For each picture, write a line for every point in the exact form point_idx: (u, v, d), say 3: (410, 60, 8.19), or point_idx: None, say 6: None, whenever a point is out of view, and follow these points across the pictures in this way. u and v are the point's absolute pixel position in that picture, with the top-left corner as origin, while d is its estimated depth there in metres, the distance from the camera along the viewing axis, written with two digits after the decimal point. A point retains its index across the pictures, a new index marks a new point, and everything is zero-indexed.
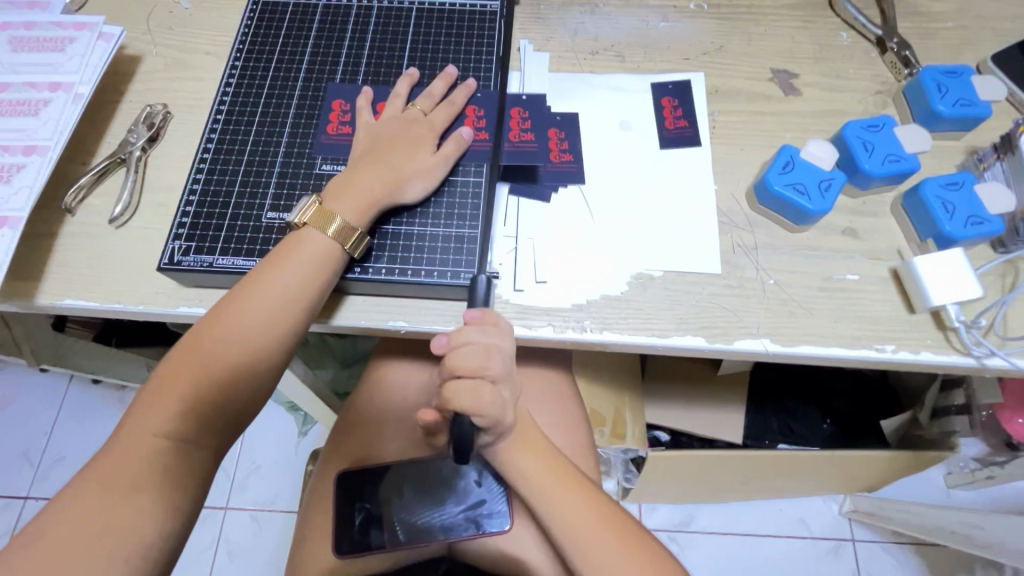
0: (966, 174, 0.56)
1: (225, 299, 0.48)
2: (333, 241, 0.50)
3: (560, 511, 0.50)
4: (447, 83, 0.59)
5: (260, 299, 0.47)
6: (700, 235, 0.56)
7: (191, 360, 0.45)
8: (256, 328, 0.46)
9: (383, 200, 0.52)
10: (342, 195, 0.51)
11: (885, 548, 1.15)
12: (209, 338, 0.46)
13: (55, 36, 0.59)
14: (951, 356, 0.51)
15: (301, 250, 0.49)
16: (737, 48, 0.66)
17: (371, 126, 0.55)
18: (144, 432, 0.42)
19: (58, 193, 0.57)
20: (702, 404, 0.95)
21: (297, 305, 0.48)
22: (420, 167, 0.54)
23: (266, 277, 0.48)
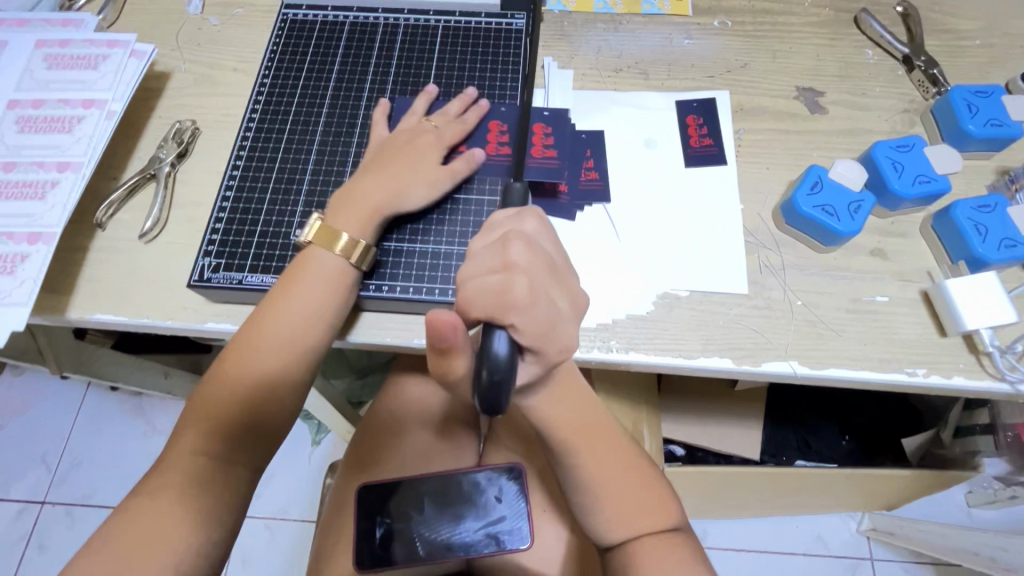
0: (998, 196, 0.55)
1: (242, 323, 0.48)
2: (338, 255, 0.49)
3: (604, 486, 0.47)
4: (463, 104, 0.59)
5: (273, 319, 0.47)
6: (726, 254, 0.56)
7: (209, 383, 0.45)
8: (270, 349, 0.46)
9: (384, 208, 0.51)
10: (342, 207, 0.51)
11: (904, 567, 1.13)
12: (226, 360, 0.46)
13: (88, 54, 0.60)
14: (984, 381, 0.50)
15: (312, 268, 0.49)
16: (762, 65, 0.65)
17: (382, 139, 0.56)
18: (178, 448, 0.43)
19: (89, 208, 0.58)
20: (720, 419, 0.94)
21: (319, 321, 0.48)
22: (420, 177, 0.53)
23: (288, 294, 0.48)
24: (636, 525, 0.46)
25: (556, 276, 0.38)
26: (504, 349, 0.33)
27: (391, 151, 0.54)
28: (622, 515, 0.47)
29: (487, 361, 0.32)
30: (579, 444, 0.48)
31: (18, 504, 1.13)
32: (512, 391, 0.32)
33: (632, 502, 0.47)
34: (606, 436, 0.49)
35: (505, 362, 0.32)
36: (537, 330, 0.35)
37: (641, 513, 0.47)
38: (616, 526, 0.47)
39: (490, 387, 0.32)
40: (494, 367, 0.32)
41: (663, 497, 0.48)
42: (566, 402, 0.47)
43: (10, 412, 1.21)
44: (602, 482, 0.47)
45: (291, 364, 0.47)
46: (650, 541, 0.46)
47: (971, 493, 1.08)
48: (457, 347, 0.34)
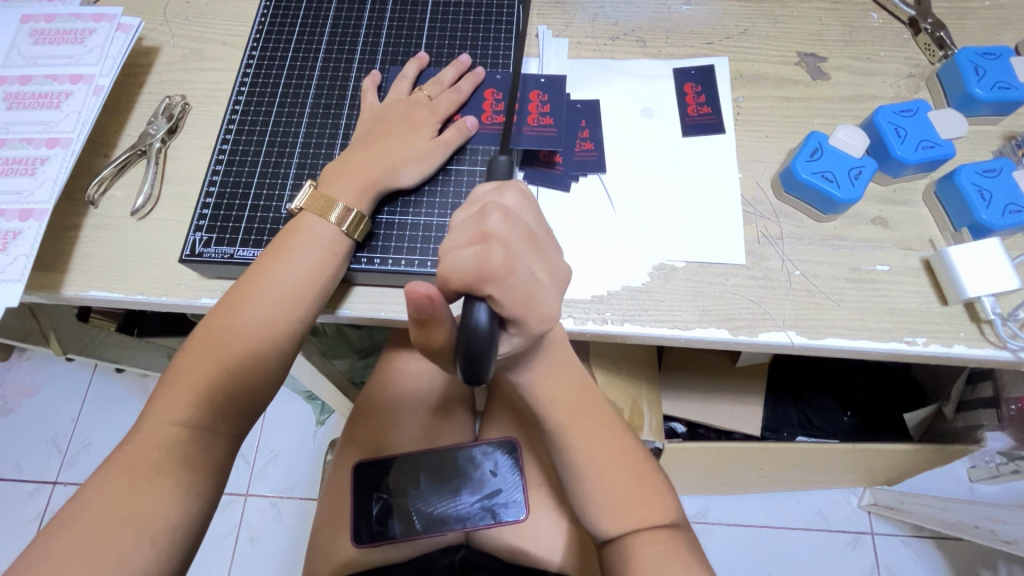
0: (1004, 160, 0.53)
1: (231, 291, 0.48)
2: (336, 227, 0.50)
3: (594, 462, 0.48)
4: (458, 71, 0.58)
5: (263, 287, 0.47)
6: (724, 224, 0.55)
7: (197, 352, 0.45)
8: (254, 319, 0.46)
9: (380, 181, 0.51)
10: (340, 177, 0.51)
11: (905, 541, 1.13)
12: (215, 327, 0.46)
13: (75, 29, 0.59)
14: (984, 350, 0.50)
15: (303, 238, 0.49)
16: (763, 31, 0.63)
17: (376, 109, 0.56)
18: (169, 428, 0.43)
19: (80, 185, 0.57)
20: (721, 395, 0.94)
21: (302, 293, 0.48)
22: (419, 153, 0.53)
23: (271, 265, 0.48)
24: (631, 514, 0.46)
25: (533, 248, 0.37)
26: (484, 318, 0.33)
27: (382, 128, 0.53)
28: (615, 500, 0.47)
29: (467, 331, 0.32)
30: (574, 423, 0.48)
31: (30, 484, 1.15)
32: (493, 360, 0.33)
33: (627, 488, 0.47)
34: (600, 420, 0.49)
35: (485, 332, 0.32)
36: (518, 298, 0.34)
37: (633, 503, 0.46)
38: (609, 511, 0.47)
39: (471, 355, 0.32)
40: (477, 335, 0.32)
41: (658, 488, 0.48)
42: (560, 382, 0.48)
43: (19, 395, 1.22)
44: (596, 464, 0.48)
45: (278, 336, 0.47)
46: (644, 528, 0.46)
47: (974, 468, 1.09)
48: (436, 316, 0.34)
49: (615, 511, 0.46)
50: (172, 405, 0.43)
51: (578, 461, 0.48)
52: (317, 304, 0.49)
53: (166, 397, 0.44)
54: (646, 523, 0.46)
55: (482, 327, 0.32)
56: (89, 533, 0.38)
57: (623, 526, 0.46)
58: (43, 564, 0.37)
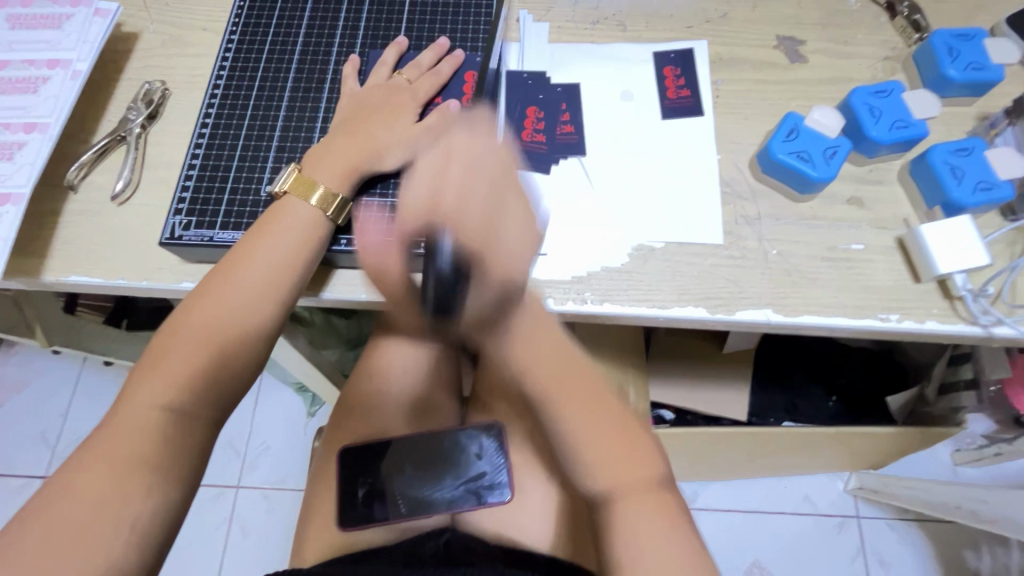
0: (976, 139, 0.54)
1: (215, 273, 0.48)
2: (316, 208, 0.50)
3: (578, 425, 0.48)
4: (437, 54, 0.59)
5: (244, 270, 0.48)
6: (702, 204, 0.56)
7: (179, 333, 0.45)
8: (236, 300, 0.47)
9: (363, 167, 0.52)
10: (322, 162, 0.52)
11: (890, 523, 1.15)
12: (198, 309, 0.46)
13: (52, 13, 0.59)
14: (957, 325, 0.50)
15: (283, 220, 0.50)
16: (742, 15, 0.64)
17: (356, 94, 0.56)
18: (151, 405, 0.43)
19: (59, 172, 0.57)
20: (706, 379, 0.95)
21: (283, 273, 0.48)
22: (398, 137, 0.53)
23: (251, 247, 0.49)
24: (618, 474, 0.46)
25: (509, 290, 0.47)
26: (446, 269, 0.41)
27: (361, 113, 0.54)
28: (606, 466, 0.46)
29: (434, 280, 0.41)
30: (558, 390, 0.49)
31: (19, 478, 1.15)
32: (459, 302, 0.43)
33: (613, 452, 0.46)
34: (596, 392, 0.49)
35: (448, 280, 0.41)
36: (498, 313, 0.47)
37: (620, 467, 0.46)
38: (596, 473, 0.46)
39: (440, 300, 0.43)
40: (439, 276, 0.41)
41: (647, 453, 0.47)
42: (552, 348, 0.50)
43: (7, 390, 1.22)
44: (590, 426, 0.47)
45: (259, 316, 0.47)
46: (631, 499, 0.44)
47: (957, 450, 1.10)
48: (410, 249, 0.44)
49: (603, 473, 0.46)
50: (151, 386, 0.43)
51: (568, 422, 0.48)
52: (298, 286, 0.49)
53: (143, 377, 0.44)
54: (633, 487, 0.45)
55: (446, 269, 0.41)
56: (69, 512, 0.38)
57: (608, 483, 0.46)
58: (23, 545, 0.36)
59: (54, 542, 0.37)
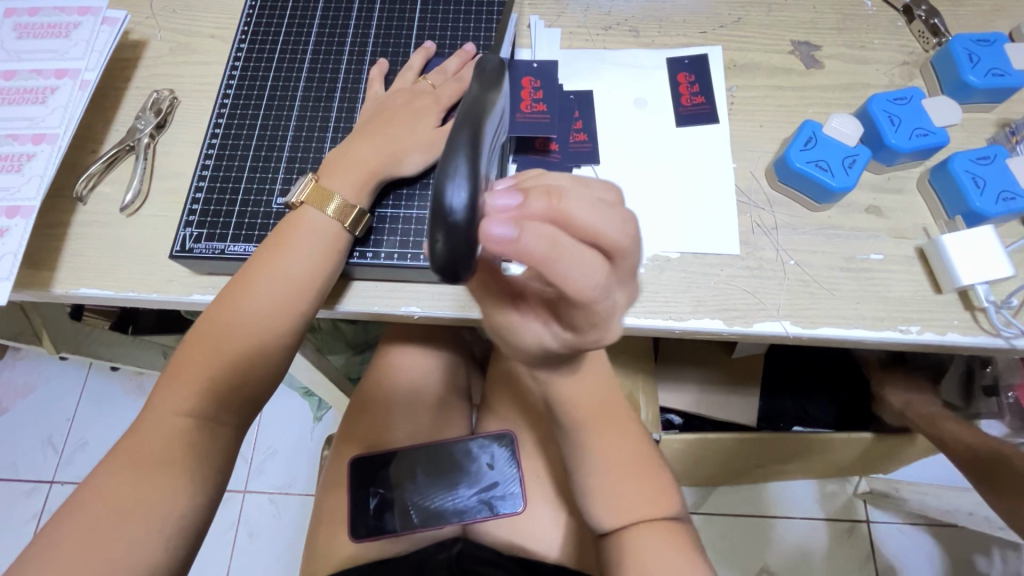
0: (997, 147, 0.53)
1: (231, 283, 0.47)
2: (332, 218, 0.49)
3: (604, 462, 0.48)
4: (462, 61, 0.58)
5: (265, 281, 0.46)
6: (718, 213, 0.55)
7: (198, 346, 0.44)
8: (259, 313, 0.46)
9: (381, 172, 0.51)
10: (340, 169, 0.50)
11: (901, 529, 1.14)
12: (216, 317, 0.45)
13: (59, 22, 0.58)
14: (979, 337, 0.50)
15: (304, 230, 0.49)
16: (757, 20, 0.63)
17: (380, 98, 0.55)
18: (162, 421, 0.42)
19: (68, 182, 0.57)
20: (716, 385, 0.94)
21: (308, 286, 0.47)
22: (420, 140, 0.52)
23: (273, 257, 0.47)
24: (633, 512, 0.46)
25: (557, 249, 0.28)
26: (460, 204, 0.26)
27: (385, 115, 0.53)
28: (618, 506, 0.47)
29: (439, 226, 0.26)
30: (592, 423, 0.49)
31: (27, 483, 1.15)
32: (472, 256, 0.27)
33: (636, 486, 0.47)
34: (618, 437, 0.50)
35: (462, 225, 0.26)
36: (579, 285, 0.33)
37: (628, 498, 0.47)
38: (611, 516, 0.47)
39: (449, 256, 0.27)
40: (450, 220, 0.26)
41: (666, 488, 0.48)
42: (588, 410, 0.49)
43: (14, 395, 1.22)
44: (605, 450, 0.49)
45: (284, 328, 0.46)
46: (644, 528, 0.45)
47: None
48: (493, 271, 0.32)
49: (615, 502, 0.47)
50: (175, 397, 0.43)
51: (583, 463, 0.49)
52: (319, 301, 0.48)
53: (165, 389, 0.43)
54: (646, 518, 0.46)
55: (461, 208, 0.26)
56: (93, 529, 0.37)
57: (622, 522, 0.46)
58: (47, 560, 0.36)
59: (77, 558, 0.36)
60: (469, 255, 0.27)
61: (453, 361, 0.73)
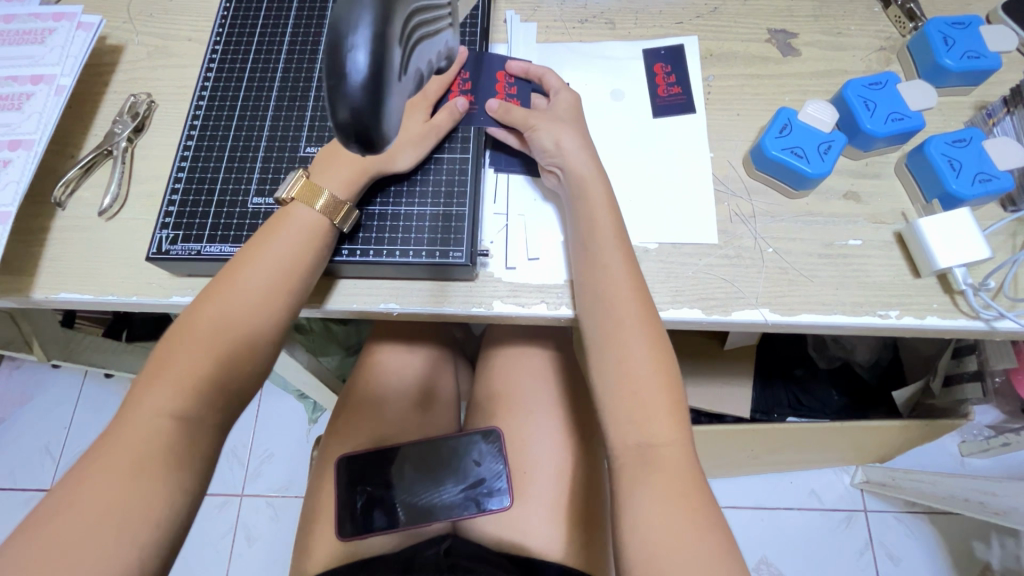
0: (974, 130, 0.53)
1: (216, 278, 0.47)
2: (322, 215, 0.49)
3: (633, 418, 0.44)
4: None
5: (249, 276, 0.46)
6: (695, 203, 0.55)
7: (181, 341, 0.44)
8: (242, 311, 0.45)
9: (368, 168, 0.51)
10: (330, 168, 0.50)
11: (898, 517, 1.14)
12: (203, 309, 0.45)
13: (34, 28, 0.58)
14: (958, 320, 0.50)
15: (291, 226, 0.48)
16: (732, 9, 0.63)
17: None
18: (150, 415, 0.42)
19: (47, 188, 0.57)
20: (708, 377, 0.93)
21: (292, 279, 0.47)
22: (410, 135, 0.52)
23: (257, 253, 0.47)
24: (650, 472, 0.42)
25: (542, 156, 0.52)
26: (353, 73, 0.29)
27: None
28: (635, 456, 0.43)
29: (341, 96, 0.30)
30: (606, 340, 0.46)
31: (25, 492, 1.15)
32: (375, 127, 0.31)
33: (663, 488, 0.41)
34: (630, 274, 0.47)
35: (365, 84, 0.29)
36: (540, 156, 0.53)
37: (643, 382, 0.44)
38: (627, 468, 0.43)
39: (352, 126, 0.31)
40: (350, 82, 0.29)
41: (682, 475, 0.41)
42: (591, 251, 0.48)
43: (10, 404, 1.22)
44: (635, 417, 0.44)
45: (268, 327, 0.46)
46: (662, 479, 0.41)
47: (964, 442, 1.09)
48: None
49: (638, 429, 0.43)
50: (157, 394, 0.42)
51: (616, 394, 0.45)
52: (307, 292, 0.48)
53: (149, 378, 0.43)
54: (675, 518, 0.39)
55: (355, 71, 0.29)
56: (71, 524, 0.37)
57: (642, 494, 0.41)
58: (28, 561, 0.36)
59: (57, 549, 0.36)
60: (371, 118, 0.30)
61: (438, 358, 0.74)
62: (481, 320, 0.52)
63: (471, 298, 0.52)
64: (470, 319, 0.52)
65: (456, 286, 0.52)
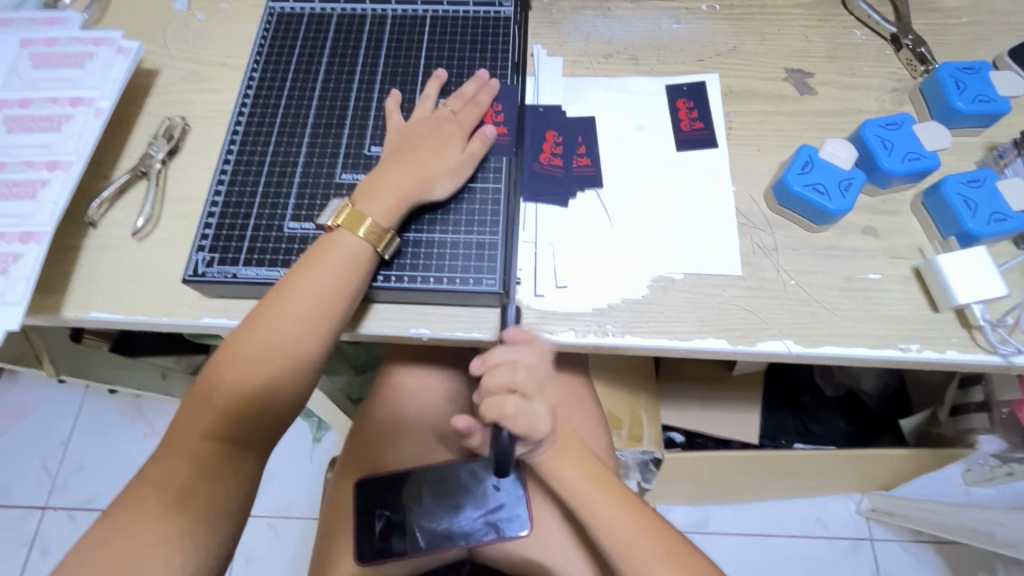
0: (988, 171, 0.55)
1: (261, 304, 0.47)
2: (364, 241, 0.50)
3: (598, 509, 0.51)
4: (477, 86, 0.59)
5: (293, 304, 0.46)
6: (718, 235, 0.56)
7: (226, 367, 0.44)
8: (286, 340, 0.45)
9: (410, 197, 0.52)
10: (372, 194, 0.51)
11: (905, 547, 1.14)
12: (249, 337, 0.45)
13: (75, 52, 0.59)
14: (977, 355, 0.51)
15: (335, 255, 0.49)
16: (751, 48, 0.65)
17: (402, 127, 0.56)
18: None
19: (80, 208, 0.58)
20: (719, 402, 0.94)
21: (334, 306, 0.47)
22: (448, 163, 0.54)
23: (302, 280, 0.47)
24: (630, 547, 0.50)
25: None
26: None
27: (413, 143, 0.55)
28: (611, 530, 0.50)
29: None
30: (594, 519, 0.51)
31: (20, 509, 1.13)
32: None
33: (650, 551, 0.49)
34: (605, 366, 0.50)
35: None
36: None
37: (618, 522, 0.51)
38: (610, 544, 0.50)
39: None
40: None
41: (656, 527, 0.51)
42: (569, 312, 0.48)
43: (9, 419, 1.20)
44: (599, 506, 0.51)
45: (311, 353, 0.46)
46: (645, 545, 0.49)
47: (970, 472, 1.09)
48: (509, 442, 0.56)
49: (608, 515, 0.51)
50: (201, 419, 0.43)
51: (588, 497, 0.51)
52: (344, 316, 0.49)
53: (196, 403, 0.44)
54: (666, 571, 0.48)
55: None
56: None
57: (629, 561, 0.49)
58: None
59: None
60: None
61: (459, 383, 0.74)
62: None
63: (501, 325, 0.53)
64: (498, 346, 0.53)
65: (488, 312, 0.53)
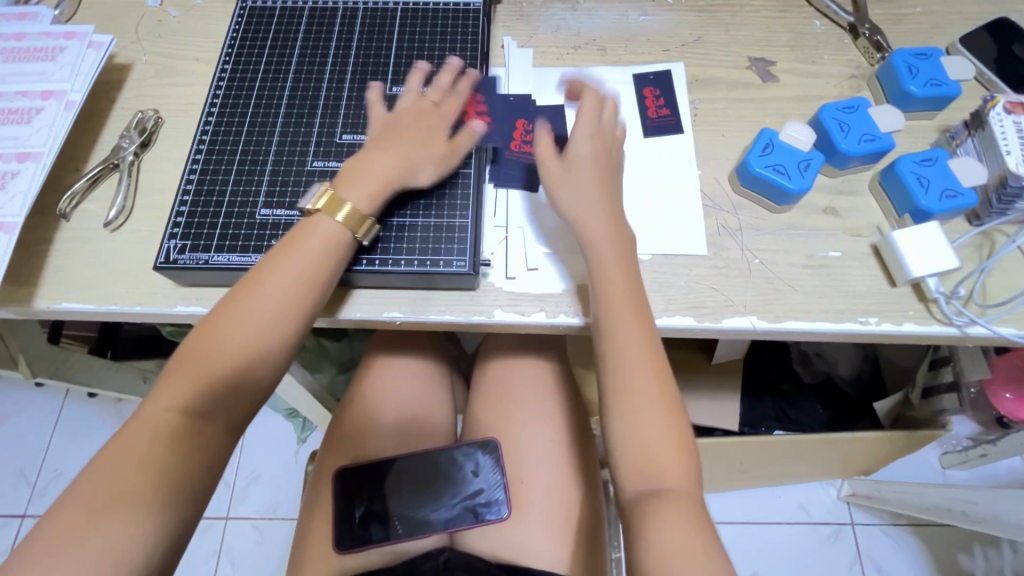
0: (939, 150, 0.57)
1: (240, 284, 0.48)
2: (344, 227, 0.50)
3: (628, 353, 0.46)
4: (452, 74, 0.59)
5: (271, 285, 0.47)
6: (684, 216, 0.58)
7: (200, 349, 0.44)
8: (262, 321, 0.46)
9: (393, 182, 0.52)
10: (355, 180, 0.51)
11: (885, 530, 1.16)
12: (224, 318, 0.46)
13: (45, 46, 0.60)
14: (934, 326, 0.53)
15: (314, 237, 0.49)
16: (715, 38, 0.67)
17: (381, 115, 0.56)
18: (160, 414, 0.42)
19: (51, 201, 0.58)
20: (699, 389, 0.95)
21: (312, 288, 0.48)
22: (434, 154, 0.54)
23: (281, 261, 0.48)
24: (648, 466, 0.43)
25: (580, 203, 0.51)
26: None
27: (396, 130, 0.54)
28: (635, 430, 0.44)
29: None
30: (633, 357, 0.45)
31: None
32: None
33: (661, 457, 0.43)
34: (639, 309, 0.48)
35: None
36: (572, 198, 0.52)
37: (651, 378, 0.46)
38: (631, 454, 0.44)
39: None
40: None
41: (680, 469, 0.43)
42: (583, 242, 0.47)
43: None
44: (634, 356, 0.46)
45: (286, 338, 0.47)
46: (666, 459, 0.43)
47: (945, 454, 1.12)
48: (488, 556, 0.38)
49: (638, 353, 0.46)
50: (169, 402, 0.42)
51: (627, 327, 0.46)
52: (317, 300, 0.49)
53: (164, 383, 0.43)
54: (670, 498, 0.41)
55: None
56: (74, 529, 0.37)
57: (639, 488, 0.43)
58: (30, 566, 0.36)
59: (63, 551, 0.36)
60: None
61: (436, 372, 0.75)
62: (484, 328, 0.54)
63: (472, 307, 0.54)
64: (471, 327, 0.54)
65: (460, 295, 0.54)
